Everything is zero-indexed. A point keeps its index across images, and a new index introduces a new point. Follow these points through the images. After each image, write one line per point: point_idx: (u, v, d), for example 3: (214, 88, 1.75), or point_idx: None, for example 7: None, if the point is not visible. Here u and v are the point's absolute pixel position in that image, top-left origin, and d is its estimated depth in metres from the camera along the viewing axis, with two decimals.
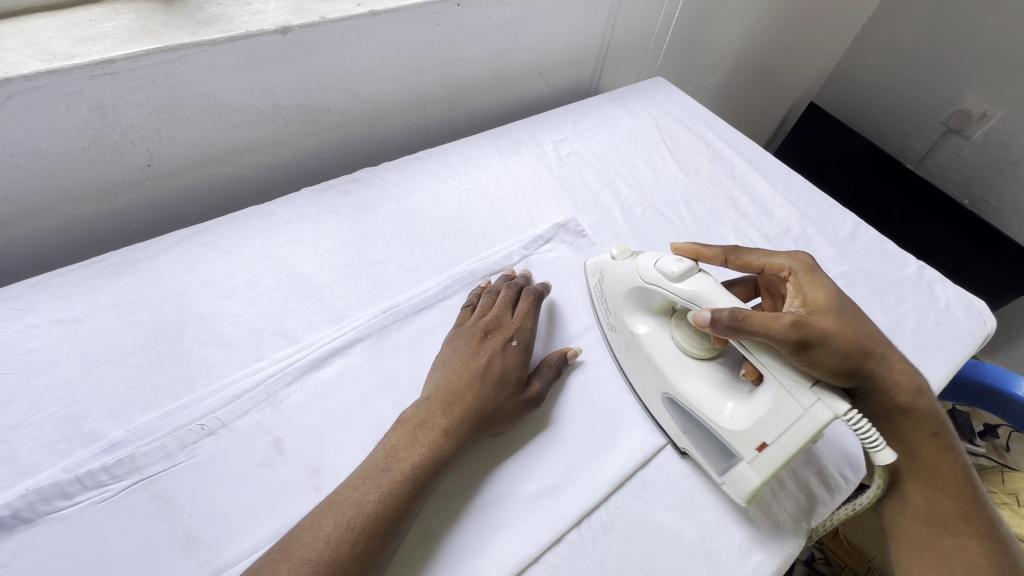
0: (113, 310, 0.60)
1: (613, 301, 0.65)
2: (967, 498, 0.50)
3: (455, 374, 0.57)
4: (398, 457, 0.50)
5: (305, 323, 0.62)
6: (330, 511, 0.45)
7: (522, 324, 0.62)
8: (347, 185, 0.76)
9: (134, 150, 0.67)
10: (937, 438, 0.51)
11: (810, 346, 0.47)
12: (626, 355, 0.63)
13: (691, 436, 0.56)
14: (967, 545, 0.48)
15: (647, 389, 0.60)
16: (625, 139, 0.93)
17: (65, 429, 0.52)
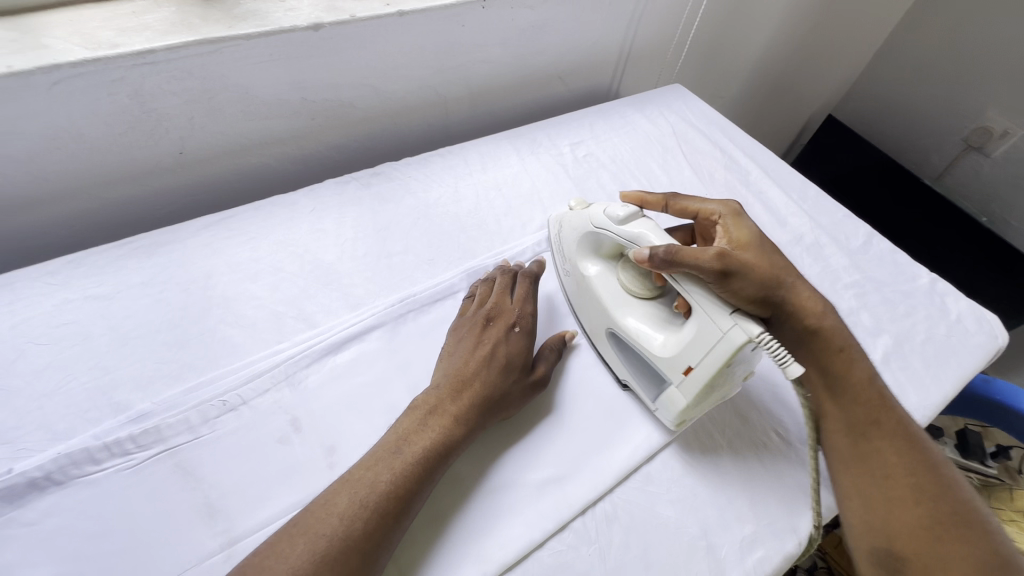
0: (143, 289, 0.62)
1: (568, 249, 0.69)
2: (877, 400, 0.52)
3: (461, 362, 0.58)
4: (410, 441, 0.51)
5: (324, 309, 0.65)
6: (344, 490, 0.47)
7: (522, 309, 0.64)
8: (369, 179, 0.79)
9: (168, 137, 0.70)
10: (844, 351, 0.54)
11: (732, 277, 0.53)
12: (579, 297, 0.67)
13: (632, 369, 0.61)
14: (883, 450, 0.50)
15: (595, 327, 0.65)
16: (641, 143, 0.94)
17: (95, 399, 0.54)
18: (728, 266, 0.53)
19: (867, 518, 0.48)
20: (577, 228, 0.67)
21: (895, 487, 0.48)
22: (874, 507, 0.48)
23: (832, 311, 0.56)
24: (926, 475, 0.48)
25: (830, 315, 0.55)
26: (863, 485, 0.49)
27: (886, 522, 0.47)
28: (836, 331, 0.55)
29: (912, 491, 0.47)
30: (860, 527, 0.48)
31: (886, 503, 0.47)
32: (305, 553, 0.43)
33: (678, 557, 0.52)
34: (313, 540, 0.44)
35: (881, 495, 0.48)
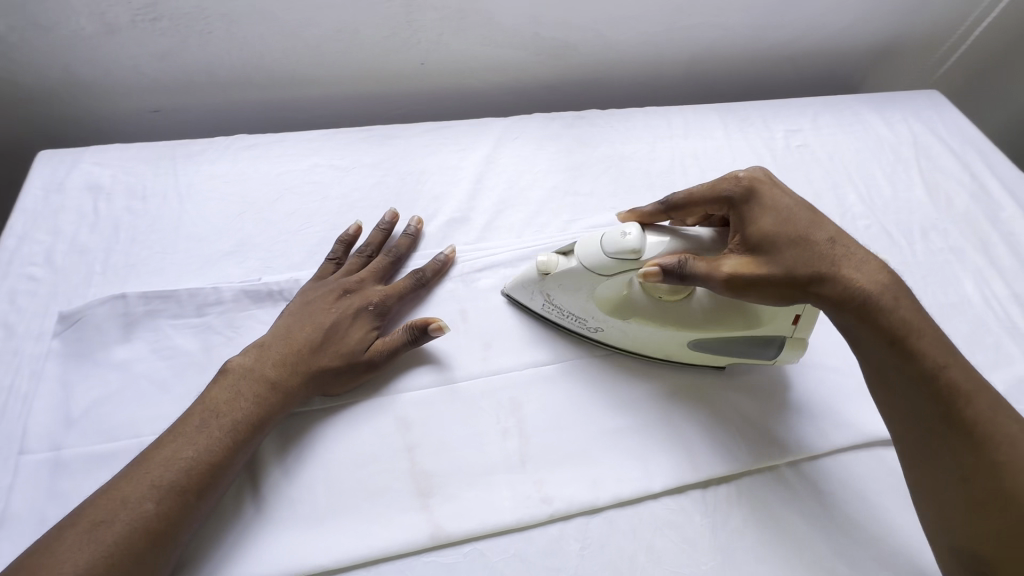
0: (371, 169, 0.73)
1: (570, 303, 0.58)
2: (943, 394, 0.44)
3: (297, 328, 0.57)
4: (218, 414, 0.50)
5: (507, 226, 0.70)
6: (139, 470, 0.46)
7: (388, 289, 0.61)
8: (573, 120, 0.82)
9: (417, 47, 0.79)
10: (898, 341, 0.46)
11: (748, 288, 0.49)
12: (631, 339, 0.59)
13: (727, 353, 0.58)
14: (952, 455, 0.44)
15: (670, 349, 0.59)
16: (870, 148, 0.84)
17: (323, 246, 0.66)
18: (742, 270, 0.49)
19: (945, 527, 0.44)
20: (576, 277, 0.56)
21: (970, 493, 0.43)
22: (952, 512, 0.44)
23: (896, 284, 0.48)
24: (1017, 472, 0.42)
25: (885, 290, 0.47)
26: (933, 487, 0.45)
27: (967, 530, 0.43)
28: (886, 314, 0.46)
29: (985, 495, 0.42)
30: (938, 529, 0.45)
31: (963, 510, 0.43)
32: (89, 533, 0.42)
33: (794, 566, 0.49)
34: (97, 521, 0.43)
35: (960, 501, 0.43)
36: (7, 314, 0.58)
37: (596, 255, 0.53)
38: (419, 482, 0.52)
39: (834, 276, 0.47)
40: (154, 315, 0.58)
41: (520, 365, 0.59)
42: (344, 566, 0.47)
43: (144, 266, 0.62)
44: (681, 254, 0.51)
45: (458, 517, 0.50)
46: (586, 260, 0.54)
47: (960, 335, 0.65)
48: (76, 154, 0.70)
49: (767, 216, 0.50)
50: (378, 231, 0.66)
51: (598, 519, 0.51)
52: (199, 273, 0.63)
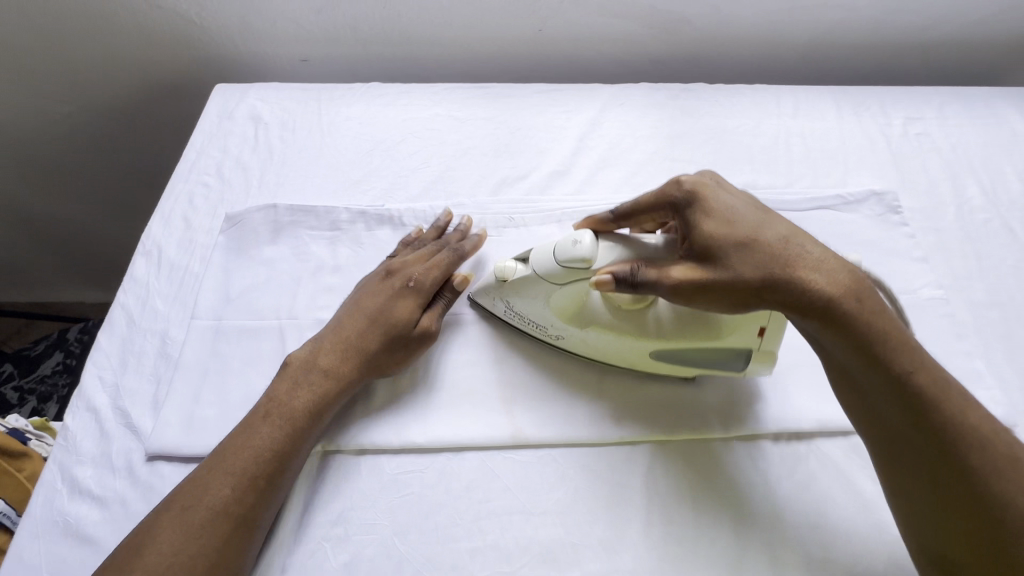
0: (484, 122, 0.80)
1: (525, 310, 0.59)
2: (901, 403, 0.43)
3: (346, 318, 0.58)
4: (277, 407, 0.52)
5: (604, 183, 0.74)
6: (212, 467, 0.48)
7: (426, 269, 0.60)
8: (679, 92, 0.84)
9: (538, 14, 0.84)
10: (867, 348, 0.44)
11: (702, 295, 0.48)
12: (596, 351, 0.59)
13: (694, 362, 0.56)
14: (917, 466, 0.43)
15: (633, 359, 0.57)
16: (1002, 141, 0.78)
17: (438, 184, 0.74)
18: (678, 281, 0.49)
19: (913, 532, 0.44)
20: (526, 287, 0.58)
21: (930, 500, 0.42)
22: (919, 513, 0.43)
23: (861, 285, 0.45)
24: (990, 476, 0.41)
25: (841, 289, 0.44)
26: (900, 490, 0.45)
27: (930, 536, 0.43)
28: (842, 322, 0.44)
29: (946, 501, 0.42)
30: (911, 531, 0.44)
31: (926, 514, 0.43)
32: (177, 519, 0.45)
33: (855, 527, 0.51)
34: (183, 507, 0.46)
35: (921, 505, 0.43)
36: (186, 211, 0.71)
37: (549, 262, 0.55)
38: (505, 390, 0.59)
39: (789, 279, 0.45)
40: (297, 225, 0.69)
41: None
42: (438, 448, 0.55)
43: (291, 185, 0.73)
44: (626, 261, 0.52)
45: (537, 426, 0.56)
46: (538, 266, 0.56)
47: None
48: (244, 90, 0.83)
49: (714, 219, 0.49)
50: (432, 228, 0.66)
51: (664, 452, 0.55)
52: (334, 196, 0.72)
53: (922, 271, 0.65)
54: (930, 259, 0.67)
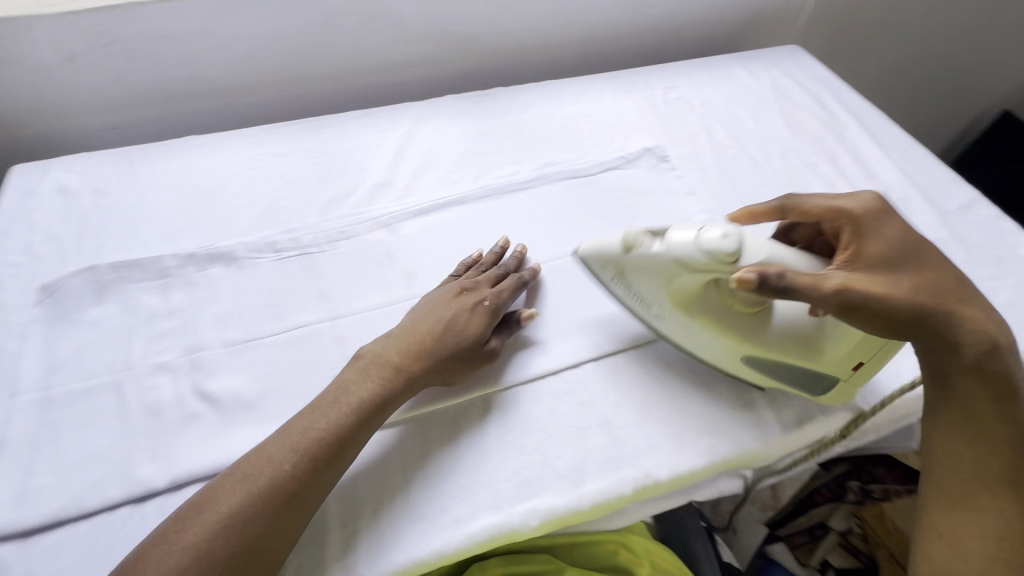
0: (306, 154, 0.85)
1: (642, 291, 0.61)
2: (1001, 462, 0.51)
3: (421, 319, 0.62)
4: (347, 391, 0.55)
5: (426, 185, 0.82)
6: (282, 437, 0.51)
7: (500, 292, 0.65)
8: (480, 98, 0.95)
9: (340, 50, 0.92)
10: (982, 376, 0.53)
11: (854, 309, 0.51)
12: (697, 346, 0.62)
13: (780, 378, 0.61)
14: (984, 514, 0.50)
15: (728, 364, 0.62)
16: (736, 94, 0.98)
17: (267, 216, 0.77)
18: (860, 300, 0.51)
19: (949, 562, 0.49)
20: (653, 267, 0.59)
21: (997, 550, 0.49)
22: (973, 540, 0.49)
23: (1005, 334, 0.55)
24: None
25: (1003, 350, 0.54)
26: (952, 528, 0.50)
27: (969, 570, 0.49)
28: (1004, 395, 0.53)
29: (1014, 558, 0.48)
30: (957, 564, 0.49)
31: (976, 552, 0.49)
32: (239, 486, 0.48)
33: (668, 414, 0.62)
34: (246, 474, 0.49)
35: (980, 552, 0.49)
36: None
37: (689, 242, 0.56)
38: None
39: (948, 318, 0.53)
40: (122, 282, 0.68)
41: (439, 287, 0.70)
42: None
43: (111, 245, 0.73)
44: (777, 268, 0.52)
45: None
46: (676, 247, 0.57)
47: None
48: (47, 165, 0.81)
49: (885, 241, 0.54)
50: (490, 253, 0.71)
51: (511, 394, 0.62)
52: (158, 246, 0.73)
53: (691, 203, 0.80)
54: (697, 192, 0.82)
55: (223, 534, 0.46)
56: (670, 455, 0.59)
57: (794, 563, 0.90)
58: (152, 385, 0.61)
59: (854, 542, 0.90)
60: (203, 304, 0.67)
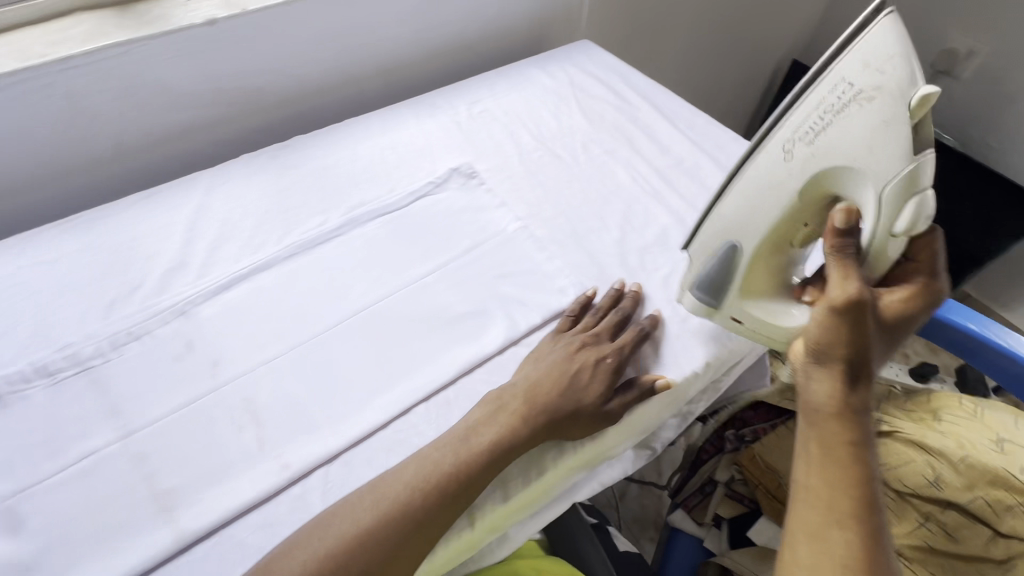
0: (78, 253, 0.75)
1: (835, 131, 0.54)
2: (865, 503, 0.48)
3: (545, 369, 0.62)
4: (476, 432, 0.57)
5: (225, 257, 0.76)
6: (397, 475, 0.54)
7: (621, 347, 0.64)
8: (277, 151, 0.90)
9: (105, 132, 0.83)
10: (858, 433, 0.50)
11: (840, 319, 0.51)
12: (748, 198, 0.60)
13: (705, 270, 0.64)
14: (845, 548, 0.46)
15: (733, 224, 0.61)
16: (536, 96, 1.01)
17: (34, 338, 0.67)
18: (855, 310, 0.51)
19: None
20: (849, 136, 0.53)
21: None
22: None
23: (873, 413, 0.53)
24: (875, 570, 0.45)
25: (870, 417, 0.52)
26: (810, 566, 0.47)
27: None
28: (864, 441, 0.51)
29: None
30: None
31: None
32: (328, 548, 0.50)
33: None
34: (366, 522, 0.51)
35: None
36: None
37: (925, 194, 0.52)
38: (163, 501, 0.55)
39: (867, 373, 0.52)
40: None
41: (248, 366, 0.64)
42: None
43: None
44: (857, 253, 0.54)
45: (201, 514, 0.54)
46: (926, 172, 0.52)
47: (619, 212, 0.82)
48: None
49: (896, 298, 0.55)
50: (609, 295, 0.69)
51: (339, 462, 0.58)
52: None
53: (504, 213, 0.81)
54: (508, 202, 0.83)
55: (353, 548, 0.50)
56: (518, 479, 0.59)
57: (693, 526, 0.94)
58: None
59: (738, 489, 0.93)
60: None
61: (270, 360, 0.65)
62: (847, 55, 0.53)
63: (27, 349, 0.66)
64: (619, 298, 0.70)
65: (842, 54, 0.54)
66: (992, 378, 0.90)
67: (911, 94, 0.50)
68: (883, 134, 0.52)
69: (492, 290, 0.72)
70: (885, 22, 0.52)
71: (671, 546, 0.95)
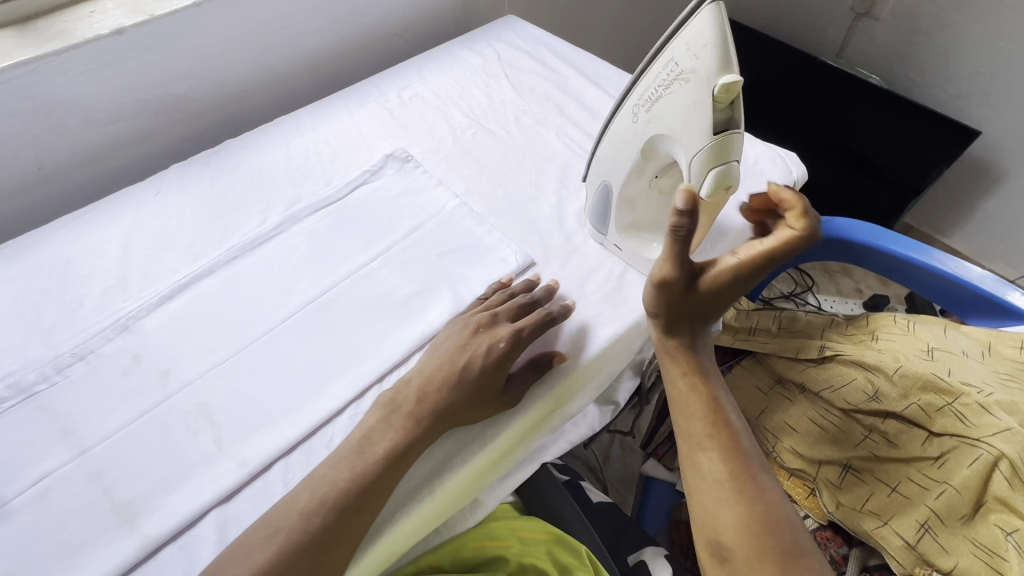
0: (10, 282, 0.74)
1: (660, 105, 0.58)
2: (715, 424, 0.62)
3: (438, 361, 0.62)
4: (373, 439, 0.58)
5: (165, 268, 0.75)
6: (336, 467, 0.56)
7: (518, 330, 0.63)
8: (208, 156, 0.88)
9: (23, 157, 0.81)
10: (693, 373, 0.65)
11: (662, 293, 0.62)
12: (612, 148, 0.66)
13: (594, 203, 0.72)
14: (710, 467, 0.60)
15: (606, 168, 0.68)
16: (466, 75, 1.01)
17: None
18: (671, 286, 0.61)
19: (702, 519, 0.58)
20: (672, 113, 0.56)
21: (723, 497, 0.58)
22: (711, 494, 0.59)
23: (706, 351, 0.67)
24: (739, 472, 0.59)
25: (703, 355, 0.66)
26: (699, 491, 0.60)
27: (716, 520, 0.58)
28: (701, 375, 0.65)
29: (738, 493, 0.58)
30: (703, 515, 0.59)
31: (716, 502, 0.58)
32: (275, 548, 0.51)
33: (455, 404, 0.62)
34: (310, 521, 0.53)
35: (712, 501, 0.58)
36: None
37: (724, 167, 0.53)
38: (125, 509, 0.55)
39: (693, 327, 0.65)
40: None
41: (200, 371, 0.64)
42: None
43: None
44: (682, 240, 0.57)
45: (165, 518, 0.55)
46: (726, 146, 0.53)
47: (555, 179, 0.84)
48: None
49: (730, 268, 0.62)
50: (523, 283, 0.69)
51: (300, 450, 0.59)
52: None
53: (442, 192, 0.82)
54: (446, 180, 0.84)
55: (302, 543, 0.52)
56: (464, 448, 0.61)
57: (666, 473, 0.98)
58: None
59: None
60: None
61: (221, 363, 0.65)
62: (676, 40, 0.55)
63: None
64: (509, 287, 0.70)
65: (676, 35, 0.55)
66: (928, 297, 0.95)
67: (713, 81, 0.51)
68: (690, 114, 0.54)
69: (436, 268, 0.73)
70: (706, 12, 0.51)
71: (648, 494, 0.99)
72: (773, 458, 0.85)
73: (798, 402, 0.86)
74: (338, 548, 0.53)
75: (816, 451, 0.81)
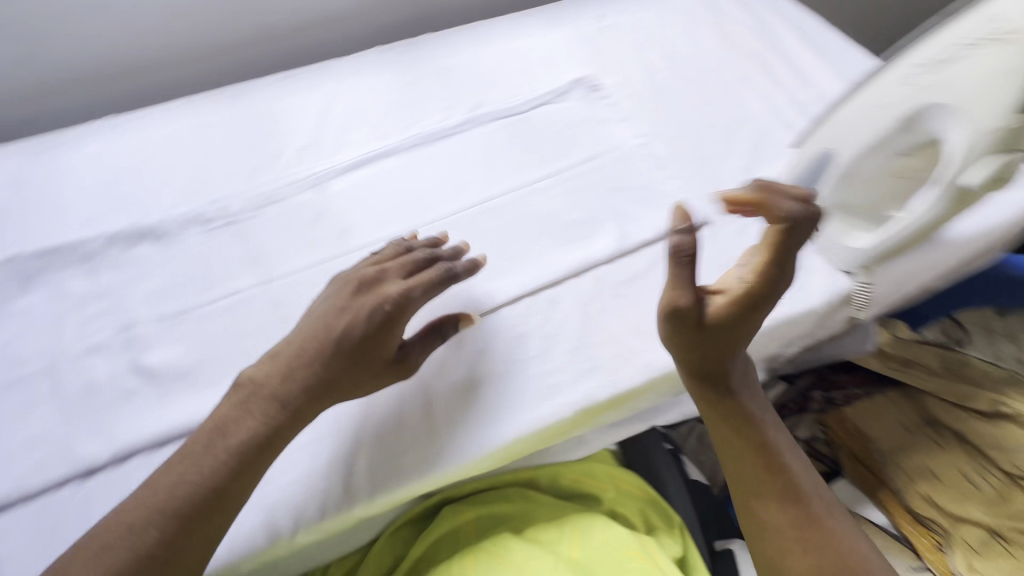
0: (227, 122, 0.82)
1: (951, 70, 0.54)
2: (773, 475, 0.53)
3: (312, 322, 0.53)
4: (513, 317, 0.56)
5: (354, 141, 0.80)
6: None
7: (391, 296, 0.53)
8: (405, 46, 0.91)
9: (254, 12, 0.89)
10: (740, 415, 0.54)
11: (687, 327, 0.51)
12: (851, 113, 0.61)
13: (799, 175, 0.65)
14: (775, 534, 0.51)
15: (833, 136, 0.62)
16: (669, 14, 0.95)
17: (193, 189, 0.75)
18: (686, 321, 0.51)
19: None
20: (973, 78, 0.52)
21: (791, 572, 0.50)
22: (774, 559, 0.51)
23: (746, 379, 0.57)
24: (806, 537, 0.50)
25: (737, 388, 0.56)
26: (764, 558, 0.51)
27: None
28: (745, 416, 0.54)
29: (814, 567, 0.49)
30: None
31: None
32: None
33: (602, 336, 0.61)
34: None
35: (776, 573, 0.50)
36: None
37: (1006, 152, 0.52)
38: None
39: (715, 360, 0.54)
40: (48, 270, 0.67)
41: (373, 239, 0.69)
42: None
43: (32, 234, 0.70)
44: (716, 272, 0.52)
45: None
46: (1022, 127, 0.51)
47: (748, 141, 0.77)
48: None
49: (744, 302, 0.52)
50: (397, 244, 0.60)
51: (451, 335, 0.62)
52: (83, 230, 0.71)
53: (625, 129, 0.79)
54: (631, 117, 0.80)
55: (210, 500, 0.47)
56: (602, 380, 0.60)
57: None
58: (82, 367, 0.60)
59: (818, 449, 0.89)
60: (130, 285, 0.66)
61: (391, 237, 0.69)
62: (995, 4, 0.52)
63: (189, 198, 0.74)
64: (440, 245, 0.61)
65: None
66: None
67: None
68: (997, 83, 0.51)
69: (606, 201, 0.72)
70: None
71: None
72: (899, 496, 0.78)
73: (948, 451, 0.78)
74: (232, 499, 0.48)
75: (958, 507, 0.74)
